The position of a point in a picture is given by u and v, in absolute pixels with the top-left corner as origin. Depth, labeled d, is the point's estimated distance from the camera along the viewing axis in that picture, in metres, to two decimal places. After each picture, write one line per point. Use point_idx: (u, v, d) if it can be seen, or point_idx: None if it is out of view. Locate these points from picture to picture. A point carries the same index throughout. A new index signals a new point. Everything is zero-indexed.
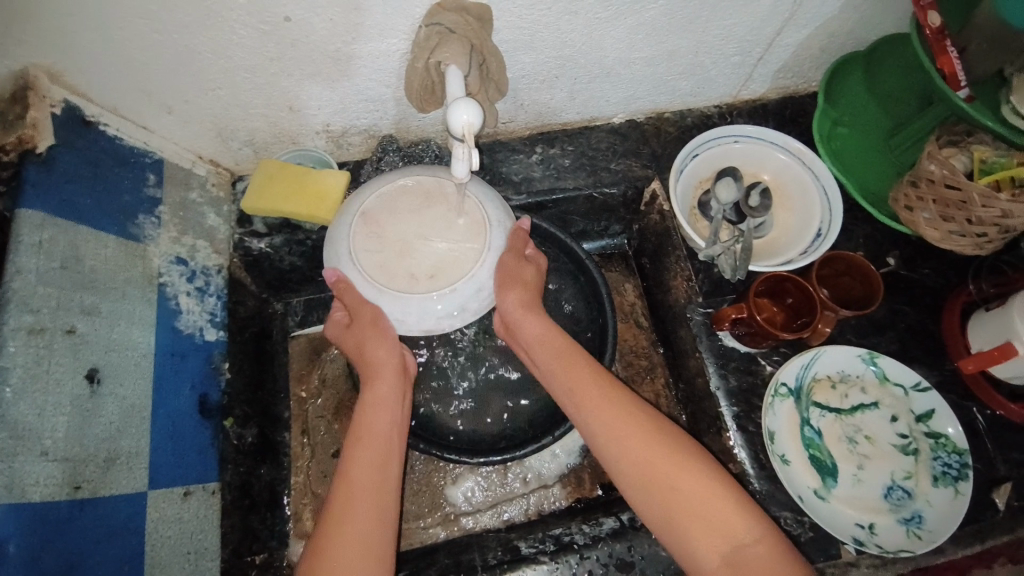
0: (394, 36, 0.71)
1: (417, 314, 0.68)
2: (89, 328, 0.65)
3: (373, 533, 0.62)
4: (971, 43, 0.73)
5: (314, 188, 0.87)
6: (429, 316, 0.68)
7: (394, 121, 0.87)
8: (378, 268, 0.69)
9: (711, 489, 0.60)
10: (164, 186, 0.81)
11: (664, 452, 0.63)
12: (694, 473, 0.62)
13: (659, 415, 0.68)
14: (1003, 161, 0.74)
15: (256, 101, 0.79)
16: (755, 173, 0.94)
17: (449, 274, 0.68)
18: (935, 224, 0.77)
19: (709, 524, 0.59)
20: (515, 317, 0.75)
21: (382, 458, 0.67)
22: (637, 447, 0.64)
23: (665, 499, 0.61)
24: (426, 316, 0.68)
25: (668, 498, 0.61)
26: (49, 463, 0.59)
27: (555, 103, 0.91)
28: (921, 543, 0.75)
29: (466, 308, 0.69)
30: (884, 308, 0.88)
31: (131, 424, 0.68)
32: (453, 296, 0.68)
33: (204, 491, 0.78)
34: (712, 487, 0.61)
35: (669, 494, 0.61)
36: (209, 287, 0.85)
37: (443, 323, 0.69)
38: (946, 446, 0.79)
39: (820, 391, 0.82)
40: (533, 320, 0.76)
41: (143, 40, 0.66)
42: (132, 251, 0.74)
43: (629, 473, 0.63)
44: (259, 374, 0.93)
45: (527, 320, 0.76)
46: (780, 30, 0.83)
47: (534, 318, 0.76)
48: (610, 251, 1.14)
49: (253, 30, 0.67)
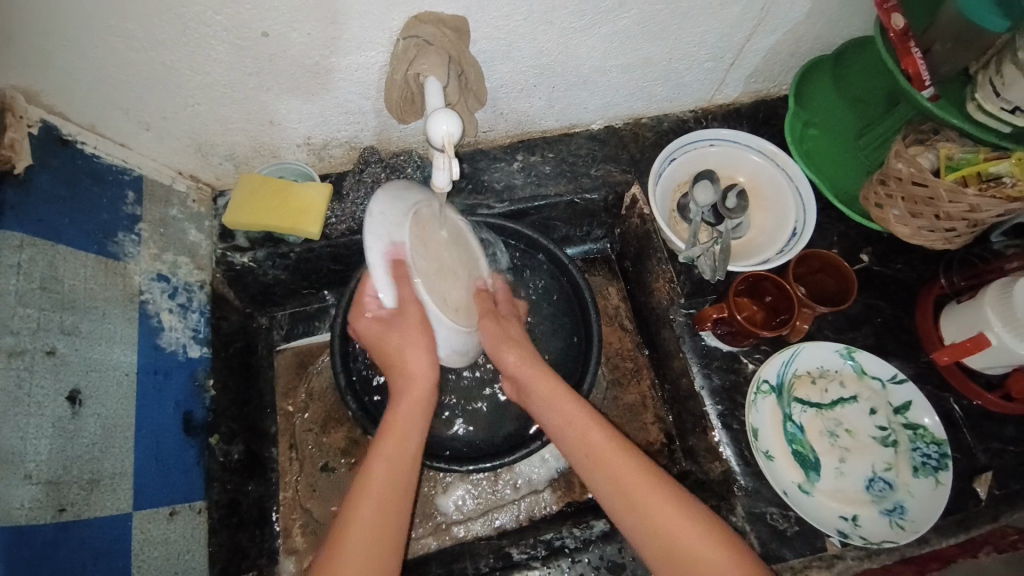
0: (372, 49, 0.71)
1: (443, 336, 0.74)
2: (70, 347, 0.65)
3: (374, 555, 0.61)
4: (936, 43, 0.76)
5: (296, 202, 0.88)
6: (446, 345, 0.75)
7: (375, 132, 0.88)
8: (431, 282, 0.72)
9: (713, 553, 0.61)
10: (143, 203, 0.80)
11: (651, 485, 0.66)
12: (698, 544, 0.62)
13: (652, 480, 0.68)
14: (969, 158, 0.77)
15: (235, 115, 0.79)
16: (730, 175, 0.97)
17: (465, 315, 0.77)
18: (905, 220, 0.79)
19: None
20: (515, 373, 0.77)
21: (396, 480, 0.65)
22: (627, 479, 0.66)
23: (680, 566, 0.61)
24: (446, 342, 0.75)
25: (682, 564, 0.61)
26: (33, 486, 0.58)
27: (534, 111, 0.92)
28: (905, 534, 0.76)
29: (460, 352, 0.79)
30: (860, 303, 0.90)
31: (114, 444, 0.67)
32: (466, 337, 0.77)
33: (191, 511, 0.77)
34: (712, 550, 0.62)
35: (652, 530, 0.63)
36: (191, 304, 0.85)
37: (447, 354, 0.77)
38: (924, 437, 0.81)
39: (801, 387, 0.84)
40: (539, 376, 0.76)
41: (119, 58, 0.66)
42: (111, 269, 0.73)
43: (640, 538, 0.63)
44: (246, 390, 0.93)
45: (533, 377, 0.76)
46: (750, 36, 0.85)
47: (540, 375, 0.76)
48: (592, 255, 1.16)
49: (231, 46, 0.68)
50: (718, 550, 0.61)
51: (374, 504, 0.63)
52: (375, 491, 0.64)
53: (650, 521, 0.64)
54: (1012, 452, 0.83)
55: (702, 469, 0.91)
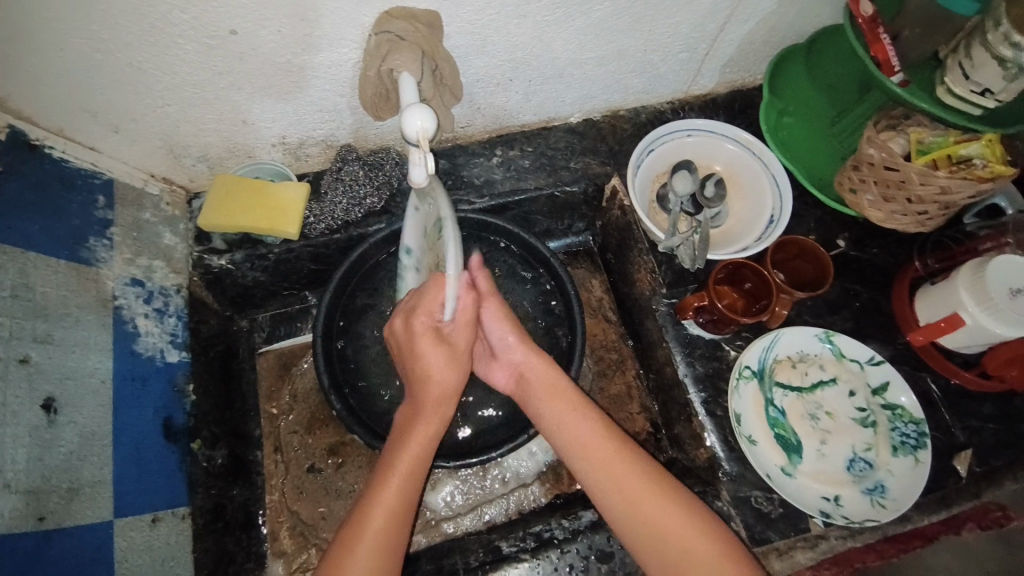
0: (345, 46, 0.71)
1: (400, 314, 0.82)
2: (43, 356, 0.63)
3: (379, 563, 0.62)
4: (905, 29, 0.78)
5: (273, 202, 0.87)
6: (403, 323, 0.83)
7: (351, 130, 0.87)
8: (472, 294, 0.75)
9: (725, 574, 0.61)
10: (115, 207, 0.79)
11: (652, 495, 0.66)
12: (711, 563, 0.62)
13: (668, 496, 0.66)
14: (940, 141, 0.78)
15: (207, 116, 0.78)
16: (707, 165, 0.97)
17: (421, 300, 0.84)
18: (879, 205, 0.81)
19: None
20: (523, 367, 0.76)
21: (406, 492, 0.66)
22: (631, 489, 0.66)
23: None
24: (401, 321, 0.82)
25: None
26: (11, 496, 0.57)
27: (511, 105, 0.92)
28: (886, 512, 0.78)
29: None
30: (837, 288, 0.91)
31: (93, 452, 0.66)
32: None
33: (175, 517, 0.76)
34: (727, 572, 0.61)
35: (652, 543, 0.64)
36: (168, 308, 0.83)
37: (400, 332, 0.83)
38: (902, 417, 0.82)
39: (781, 371, 0.85)
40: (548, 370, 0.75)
41: (84, 60, 0.65)
42: (83, 275, 0.72)
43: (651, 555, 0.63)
44: (227, 394, 0.92)
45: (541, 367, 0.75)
46: (722, 27, 0.86)
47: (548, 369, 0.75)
48: (575, 248, 1.16)
49: (199, 45, 0.67)
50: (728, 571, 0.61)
51: (384, 512, 0.64)
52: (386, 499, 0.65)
53: (663, 541, 0.63)
54: (989, 429, 0.85)
55: (689, 456, 0.91)
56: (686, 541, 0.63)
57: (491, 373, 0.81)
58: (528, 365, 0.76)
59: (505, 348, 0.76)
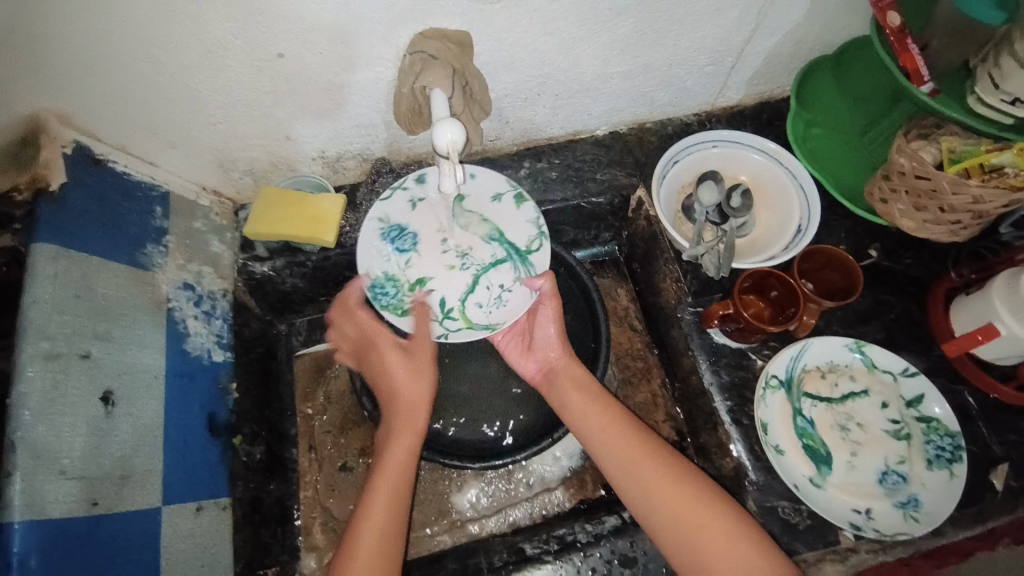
0: (382, 65, 0.75)
1: (382, 247, 0.87)
2: (102, 352, 0.69)
3: (384, 541, 0.69)
4: (934, 39, 0.77)
5: (312, 211, 0.92)
6: (385, 256, 0.86)
7: (386, 144, 0.92)
8: (505, 318, 0.84)
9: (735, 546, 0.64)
10: (170, 217, 0.85)
11: (660, 472, 0.70)
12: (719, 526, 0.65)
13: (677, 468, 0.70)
14: (971, 149, 0.76)
15: (253, 132, 0.84)
16: (733, 175, 0.98)
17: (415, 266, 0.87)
18: (910, 214, 0.80)
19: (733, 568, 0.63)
20: (551, 363, 0.83)
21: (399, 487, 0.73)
22: (642, 464, 0.71)
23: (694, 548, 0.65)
24: (379, 251, 0.86)
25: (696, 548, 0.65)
26: (68, 481, 0.61)
27: (539, 119, 0.95)
28: (919, 526, 0.76)
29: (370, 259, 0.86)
30: (868, 299, 0.90)
31: (144, 443, 0.71)
32: (387, 264, 0.86)
33: (216, 507, 0.80)
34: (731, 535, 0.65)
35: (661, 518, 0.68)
36: (215, 310, 0.89)
37: (371, 255, 0.86)
38: (937, 430, 0.80)
39: (810, 382, 0.84)
40: (571, 364, 0.82)
41: (147, 81, 0.71)
42: (140, 279, 0.77)
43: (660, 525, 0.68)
44: (267, 394, 0.96)
45: (565, 363, 0.82)
46: (748, 40, 0.88)
47: (571, 363, 0.82)
48: (601, 258, 1.18)
49: (248, 67, 0.72)
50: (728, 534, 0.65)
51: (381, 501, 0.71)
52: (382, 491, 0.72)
53: (674, 516, 0.67)
54: None
55: (714, 465, 0.91)
56: (691, 514, 0.66)
57: (521, 360, 0.86)
58: (558, 362, 0.83)
59: (547, 339, 0.84)
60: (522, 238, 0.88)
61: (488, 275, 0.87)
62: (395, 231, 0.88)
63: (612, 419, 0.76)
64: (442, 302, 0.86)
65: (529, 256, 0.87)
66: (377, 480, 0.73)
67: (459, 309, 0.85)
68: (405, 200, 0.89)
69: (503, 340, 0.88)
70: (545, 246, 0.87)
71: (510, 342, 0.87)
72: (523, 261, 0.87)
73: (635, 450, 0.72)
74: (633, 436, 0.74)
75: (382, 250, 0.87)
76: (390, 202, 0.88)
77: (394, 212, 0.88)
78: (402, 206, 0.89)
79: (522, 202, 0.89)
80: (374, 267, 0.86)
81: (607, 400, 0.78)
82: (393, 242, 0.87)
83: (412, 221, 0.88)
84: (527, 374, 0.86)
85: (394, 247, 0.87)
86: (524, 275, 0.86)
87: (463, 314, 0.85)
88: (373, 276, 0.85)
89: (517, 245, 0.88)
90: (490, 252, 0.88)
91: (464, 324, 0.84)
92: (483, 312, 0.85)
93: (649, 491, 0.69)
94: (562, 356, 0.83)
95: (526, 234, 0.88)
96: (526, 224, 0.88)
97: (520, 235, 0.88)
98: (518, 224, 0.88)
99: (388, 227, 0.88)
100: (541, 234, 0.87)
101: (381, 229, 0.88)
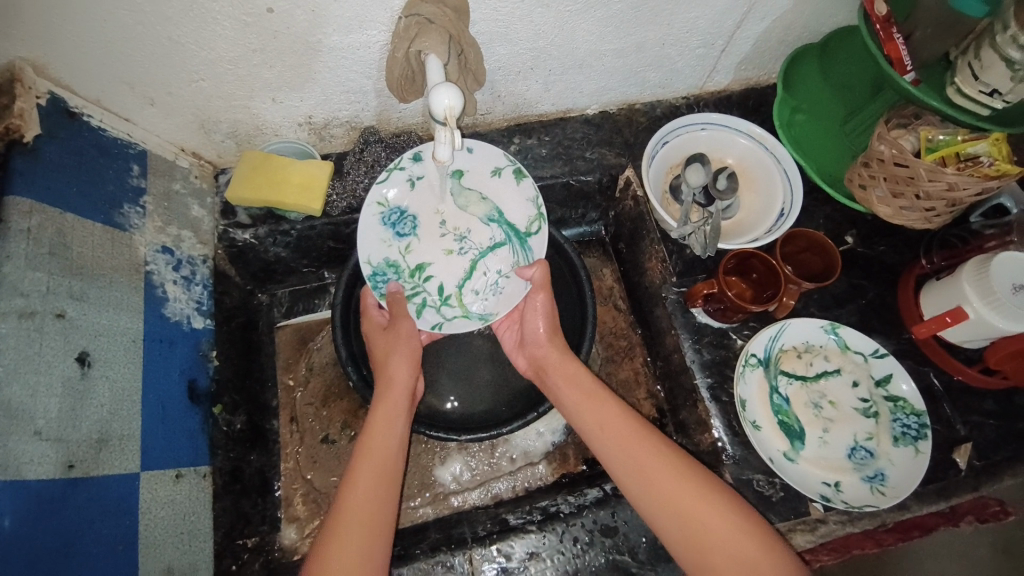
0: (374, 28, 0.73)
1: (383, 231, 0.86)
2: (78, 312, 0.66)
3: (377, 509, 0.66)
4: (917, 30, 0.79)
5: (296, 178, 0.90)
6: (385, 242, 0.86)
7: (375, 112, 0.90)
8: (498, 309, 0.87)
9: (722, 511, 0.65)
10: (148, 176, 0.82)
11: (651, 445, 0.71)
12: (706, 493, 0.66)
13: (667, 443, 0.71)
14: (948, 139, 0.80)
15: (237, 92, 0.81)
16: (720, 158, 1.00)
17: (414, 253, 0.88)
18: (888, 200, 0.83)
19: (720, 536, 0.63)
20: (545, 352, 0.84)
21: (386, 458, 0.71)
22: (632, 441, 0.71)
23: (684, 515, 0.65)
24: (381, 237, 0.86)
25: (687, 515, 0.65)
26: (42, 443, 0.59)
27: (531, 94, 0.95)
28: (885, 499, 0.79)
29: (374, 242, 0.86)
30: (844, 283, 0.93)
31: (122, 407, 0.69)
32: (387, 250, 0.86)
33: (196, 474, 0.78)
34: (719, 502, 0.66)
35: (651, 490, 0.68)
36: (195, 276, 0.86)
37: (374, 243, 0.86)
38: (904, 409, 0.84)
39: (787, 361, 0.87)
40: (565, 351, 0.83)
41: (126, 32, 0.67)
42: (118, 239, 0.74)
43: (650, 494, 0.68)
44: (246, 364, 0.95)
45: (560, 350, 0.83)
46: (740, 24, 0.88)
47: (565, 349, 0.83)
48: (588, 237, 1.19)
49: (236, 21, 0.69)
50: (715, 500, 0.66)
51: (372, 469, 0.69)
52: (369, 459, 0.70)
53: (663, 486, 0.67)
54: (991, 424, 0.87)
55: (693, 441, 0.93)
56: (681, 485, 0.67)
57: (513, 353, 0.89)
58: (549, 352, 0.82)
59: (536, 335, 0.83)
60: (521, 219, 0.88)
61: (486, 259, 0.89)
62: (395, 214, 0.87)
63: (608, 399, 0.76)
64: (441, 288, 0.88)
65: (527, 239, 0.88)
66: (365, 451, 0.71)
67: (457, 295, 0.88)
68: (403, 180, 0.87)
69: (500, 328, 0.91)
70: (543, 228, 0.87)
71: (506, 333, 0.90)
72: (521, 244, 0.89)
73: (627, 427, 0.73)
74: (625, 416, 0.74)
75: (383, 235, 0.87)
76: (388, 182, 0.86)
77: (393, 194, 0.87)
78: (400, 186, 0.87)
79: (521, 178, 0.88)
80: (375, 253, 0.86)
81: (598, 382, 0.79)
82: (393, 227, 0.87)
83: (412, 203, 0.88)
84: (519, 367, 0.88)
85: (395, 232, 0.87)
86: (522, 260, 0.88)
87: (461, 299, 0.88)
88: (374, 264, 0.85)
89: (515, 226, 0.89)
90: (488, 235, 0.89)
91: (460, 312, 0.87)
92: (479, 298, 0.88)
93: (639, 464, 0.69)
94: (552, 348, 0.82)
95: (526, 214, 0.88)
96: (525, 203, 0.88)
97: (519, 216, 0.89)
98: (517, 204, 0.88)
99: (388, 211, 0.87)
100: (539, 215, 0.87)
101: (381, 213, 0.87)
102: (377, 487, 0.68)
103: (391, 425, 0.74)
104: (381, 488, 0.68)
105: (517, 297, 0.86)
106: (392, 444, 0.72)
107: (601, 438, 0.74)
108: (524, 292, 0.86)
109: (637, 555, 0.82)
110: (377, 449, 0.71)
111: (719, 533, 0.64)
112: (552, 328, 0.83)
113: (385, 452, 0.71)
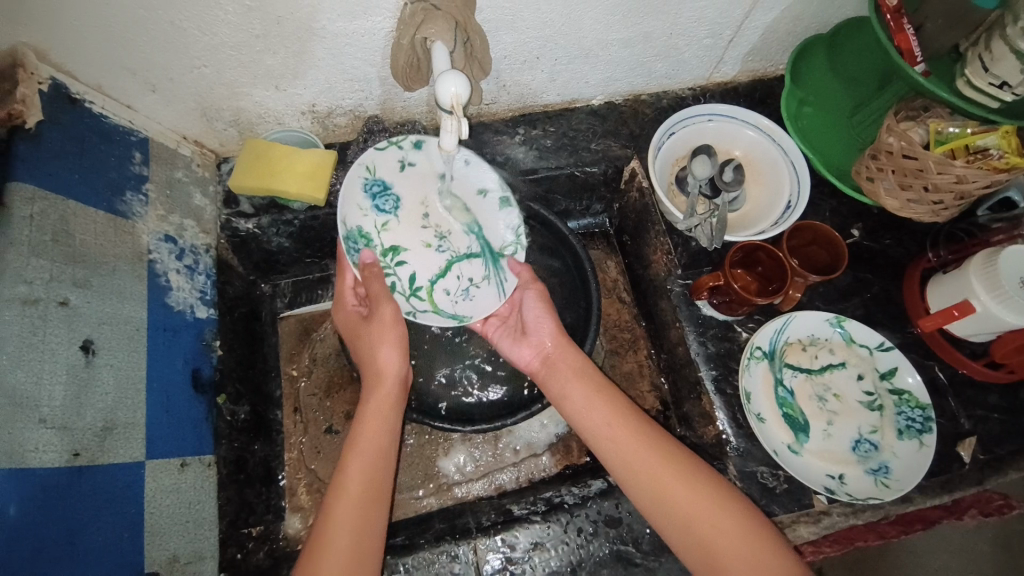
0: (379, 14, 0.72)
1: (357, 199, 0.81)
2: (82, 300, 0.66)
3: (371, 506, 0.66)
4: (928, 21, 0.78)
5: (300, 167, 0.89)
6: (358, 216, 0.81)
7: (379, 102, 0.89)
8: (468, 312, 0.84)
9: (706, 498, 0.65)
10: (150, 164, 0.81)
11: (639, 434, 0.71)
12: (682, 483, 0.66)
13: (653, 428, 0.72)
14: (958, 132, 0.79)
15: (241, 79, 0.80)
16: (727, 151, 0.99)
17: (387, 234, 0.83)
18: (895, 193, 0.82)
19: (705, 523, 0.64)
20: (551, 348, 0.81)
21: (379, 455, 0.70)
22: (621, 435, 0.71)
23: (665, 504, 0.66)
24: (352, 208, 0.80)
25: (668, 503, 0.66)
26: (48, 431, 0.59)
27: (536, 85, 0.94)
28: (888, 491, 0.79)
29: (350, 205, 0.80)
30: (850, 276, 0.93)
31: (127, 395, 0.69)
32: (362, 219, 0.81)
33: (201, 463, 0.78)
34: (702, 490, 0.66)
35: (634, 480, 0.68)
36: (198, 266, 0.86)
37: (347, 209, 0.79)
38: (909, 402, 0.84)
39: (791, 354, 0.87)
40: (564, 346, 0.80)
41: (129, 15, 0.66)
42: (121, 227, 0.74)
43: (638, 482, 0.68)
44: (250, 354, 0.94)
45: (558, 344, 0.80)
46: (747, 14, 0.87)
47: (564, 344, 0.80)
48: (592, 229, 1.18)
49: (239, 6, 0.67)
50: (694, 486, 0.66)
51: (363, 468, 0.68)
52: (361, 457, 0.69)
53: (651, 475, 0.68)
54: (996, 419, 0.87)
55: (696, 434, 0.93)
56: (663, 475, 0.67)
57: (515, 350, 0.84)
58: (553, 349, 0.81)
59: (539, 328, 0.82)
60: (499, 239, 0.86)
61: (461, 265, 0.86)
62: (379, 187, 0.82)
63: (602, 390, 0.75)
64: (413, 276, 0.84)
65: (501, 260, 0.86)
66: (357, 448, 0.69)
67: (428, 290, 0.85)
68: (395, 159, 0.82)
69: (491, 329, 0.87)
70: (519, 254, 0.86)
71: (501, 333, 0.87)
72: (495, 262, 0.86)
73: (616, 418, 0.73)
74: (613, 403, 0.74)
75: (362, 203, 0.81)
76: (383, 153, 0.81)
77: (383, 166, 0.82)
78: (390, 162, 0.82)
79: (507, 206, 0.85)
80: (350, 218, 0.80)
81: (589, 372, 0.77)
82: (373, 198, 0.82)
83: (397, 184, 0.83)
84: (520, 362, 0.84)
85: (374, 205, 0.83)
86: (492, 278, 0.86)
87: (430, 295, 0.84)
88: (349, 228, 0.79)
89: (492, 244, 0.86)
90: (467, 243, 0.86)
91: (430, 307, 0.84)
92: (449, 299, 0.85)
93: (631, 460, 0.69)
94: (557, 341, 0.81)
95: (504, 238, 0.86)
96: (506, 228, 0.86)
97: (498, 235, 0.86)
98: (497, 224, 0.86)
99: (372, 180, 0.82)
100: (517, 243, 0.86)
101: (365, 179, 0.81)
102: (368, 485, 0.67)
103: (383, 419, 0.72)
104: (373, 486, 0.67)
105: (496, 298, 0.84)
106: (383, 439, 0.71)
107: (606, 432, 0.72)
108: (496, 303, 0.84)
109: (641, 545, 0.82)
110: (368, 445, 0.70)
111: (700, 521, 0.64)
112: (553, 321, 0.82)
113: (378, 448, 0.70)
